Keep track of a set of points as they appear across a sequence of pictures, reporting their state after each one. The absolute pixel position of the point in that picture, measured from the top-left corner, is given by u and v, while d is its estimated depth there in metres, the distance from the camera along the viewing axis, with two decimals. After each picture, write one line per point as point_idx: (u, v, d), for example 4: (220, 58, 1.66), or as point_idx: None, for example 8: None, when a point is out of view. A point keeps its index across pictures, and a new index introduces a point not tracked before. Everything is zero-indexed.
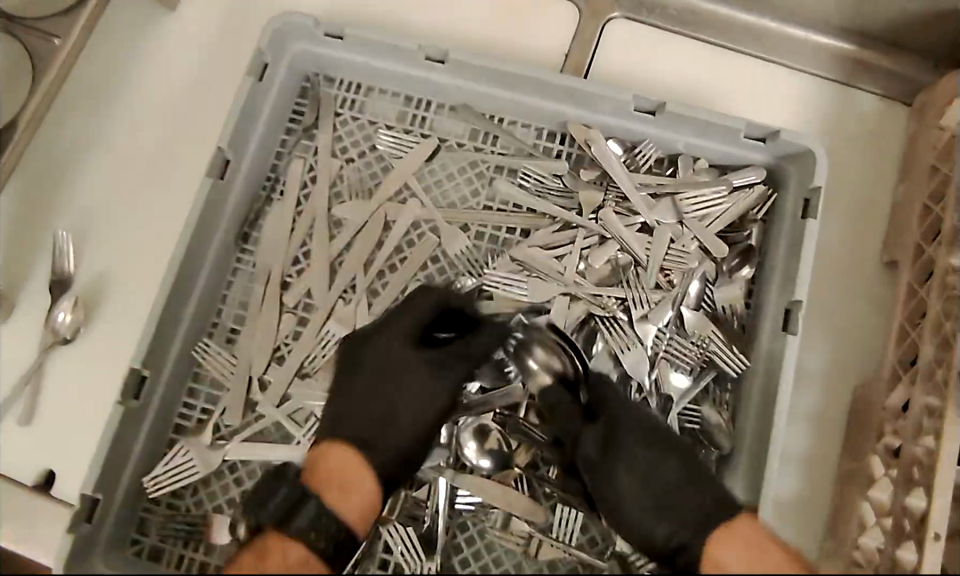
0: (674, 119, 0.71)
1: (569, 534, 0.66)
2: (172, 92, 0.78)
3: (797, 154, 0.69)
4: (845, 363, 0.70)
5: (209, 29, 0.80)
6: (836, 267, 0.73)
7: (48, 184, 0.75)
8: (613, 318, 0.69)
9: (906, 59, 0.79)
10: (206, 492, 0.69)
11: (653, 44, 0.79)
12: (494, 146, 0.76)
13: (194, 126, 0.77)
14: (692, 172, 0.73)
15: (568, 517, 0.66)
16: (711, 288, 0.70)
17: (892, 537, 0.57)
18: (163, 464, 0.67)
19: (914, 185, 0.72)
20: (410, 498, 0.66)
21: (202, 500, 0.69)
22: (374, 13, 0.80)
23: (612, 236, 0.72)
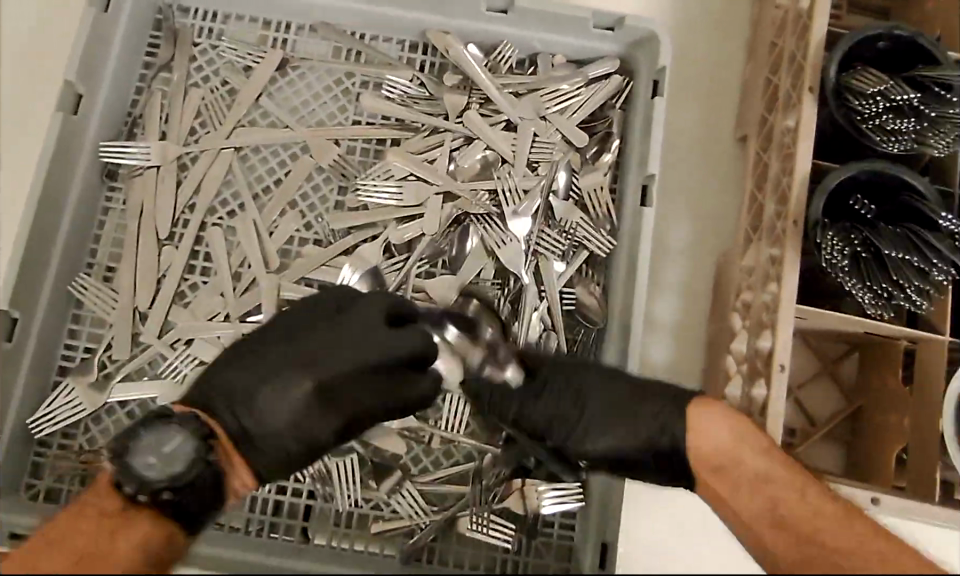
0: (524, 16, 0.72)
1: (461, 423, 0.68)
2: (15, 33, 0.75)
3: (644, 40, 0.72)
4: (706, 236, 0.75)
5: None
6: (693, 149, 0.77)
7: None
8: (487, 214, 0.70)
9: None
10: (98, 430, 0.69)
11: None
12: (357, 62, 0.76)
13: (44, 66, 0.75)
14: (550, 69, 0.75)
15: (457, 408, 0.68)
16: (577, 180, 0.72)
17: (748, 379, 0.62)
18: (46, 408, 0.67)
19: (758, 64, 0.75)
20: None
21: (94, 440, 0.69)
22: None
23: (477, 137, 0.73)
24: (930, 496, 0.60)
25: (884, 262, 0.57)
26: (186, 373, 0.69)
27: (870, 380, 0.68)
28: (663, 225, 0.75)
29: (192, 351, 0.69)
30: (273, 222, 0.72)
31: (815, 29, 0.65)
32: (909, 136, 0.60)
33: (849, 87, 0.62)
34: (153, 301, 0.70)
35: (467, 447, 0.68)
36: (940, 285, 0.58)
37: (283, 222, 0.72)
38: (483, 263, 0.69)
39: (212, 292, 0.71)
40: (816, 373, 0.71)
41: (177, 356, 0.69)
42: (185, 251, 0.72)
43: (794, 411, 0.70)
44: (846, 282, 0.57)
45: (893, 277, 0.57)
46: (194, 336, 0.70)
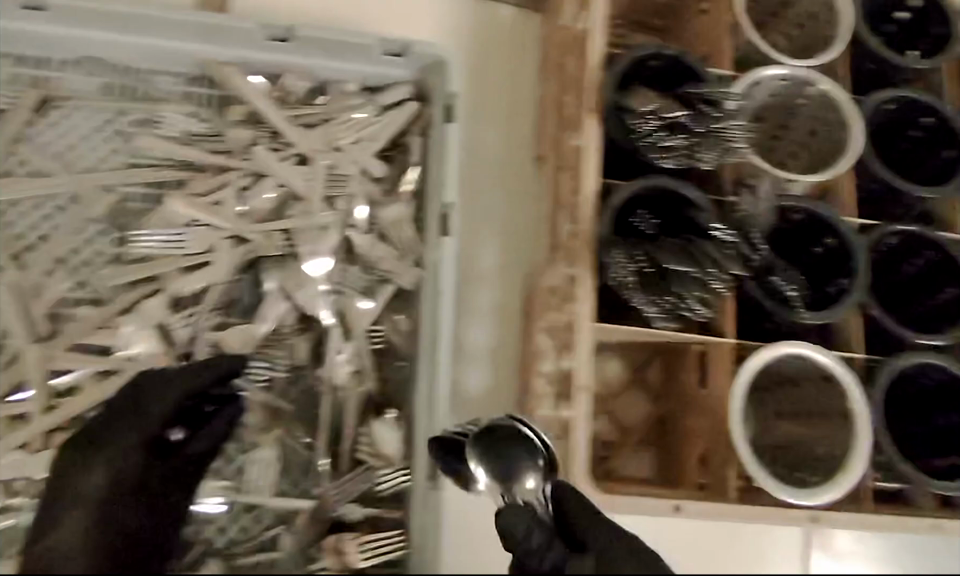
0: (307, 44, 0.69)
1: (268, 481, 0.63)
2: None
3: (432, 65, 0.70)
4: (513, 256, 0.75)
5: None
6: (495, 171, 0.78)
7: None
8: (283, 255, 0.67)
9: None
10: None
11: None
12: (127, 99, 0.70)
13: None
14: (343, 98, 0.72)
15: (264, 462, 0.64)
16: (377, 213, 0.70)
17: (555, 399, 0.62)
18: None
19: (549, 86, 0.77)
20: None
21: None
22: None
23: (267, 173, 0.69)
24: (723, 495, 0.61)
25: (667, 276, 0.60)
26: None
27: (674, 384, 0.71)
28: (472, 250, 0.75)
29: None
30: (38, 283, 0.64)
31: (592, 50, 0.67)
32: (681, 152, 0.63)
33: (625, 107, 0.64)
34: None
35: (276, 505, 0.63)
36: (720, 293, 0.60)
37: (50, 282, 0.64)
38: (282, 307, 0.66)
39: None
40: (627, 382, 0.74)
41: None
42: None
43: (607, 421, 0.73)
44: (635, 300, 0.59)
45: (675, 289, 0.59)
46: None
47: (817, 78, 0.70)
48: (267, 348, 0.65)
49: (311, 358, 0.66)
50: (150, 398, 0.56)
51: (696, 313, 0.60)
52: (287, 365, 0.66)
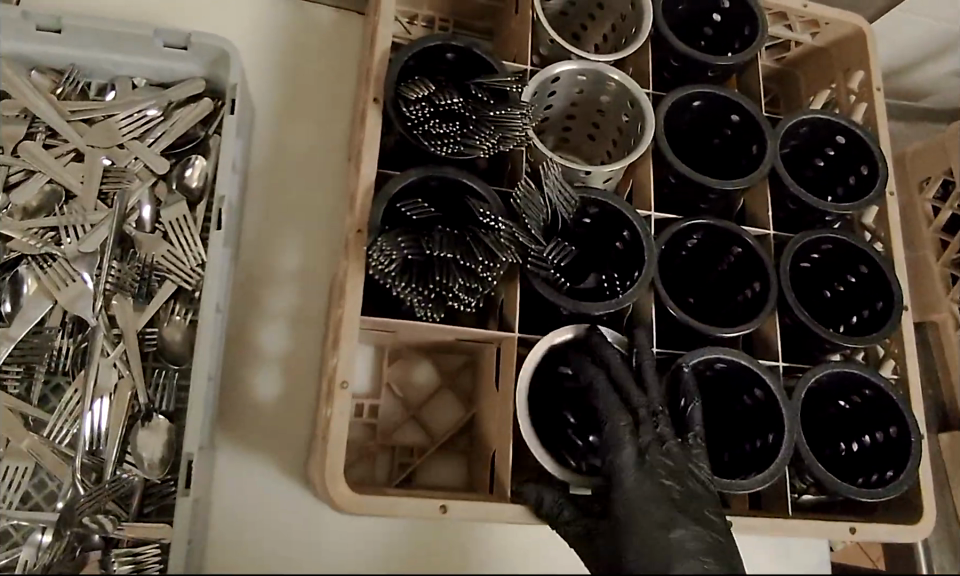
0: (83, 36, 0.66)
1: (9, 491, 0.58)
2: None
3: (219, 59, 0.68)
4: (317, 257, 0.72)
5: None
6: (298, 171, 0.74)
7: None
8: (47, 254, 0.63)
9: None
10: None
11: None
12: None
13: None
14: (131, 91, 0.69)
15: (5, 472, 0.58)
16: (161, 213, 0.66)
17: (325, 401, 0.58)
18: None
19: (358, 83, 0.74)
20: None
21: None
22: None
23: (40, 169, 0.65)
24: (504, 499, 0.57)
25: (433, 264, 0.57)
26: None
27: (479, 386, 0.67)
28: (273, 252, 0.71)
29: None
30: None
31: (378, 42, 0.65)
32: (454, 139, 0.61)
33: (401, 96, 0.62)
34: None
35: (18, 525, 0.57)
36: (491, 282, 0.58)
37: None
38: (42, 309, 0.62)
39: None
40: (436, 389, 0.70)
41: None
42: None
43: (412, 429, 0.69)
44: (396, 288, 0.56)
45: (440, 277, 0.57)
46: None
47: (611, 70, 0.68)
48: (23, 353, 0.61)
49: (74, 364, 0.61)
50: None
51: (467, 302, 0.58)
52: (46, 372, 0.61)
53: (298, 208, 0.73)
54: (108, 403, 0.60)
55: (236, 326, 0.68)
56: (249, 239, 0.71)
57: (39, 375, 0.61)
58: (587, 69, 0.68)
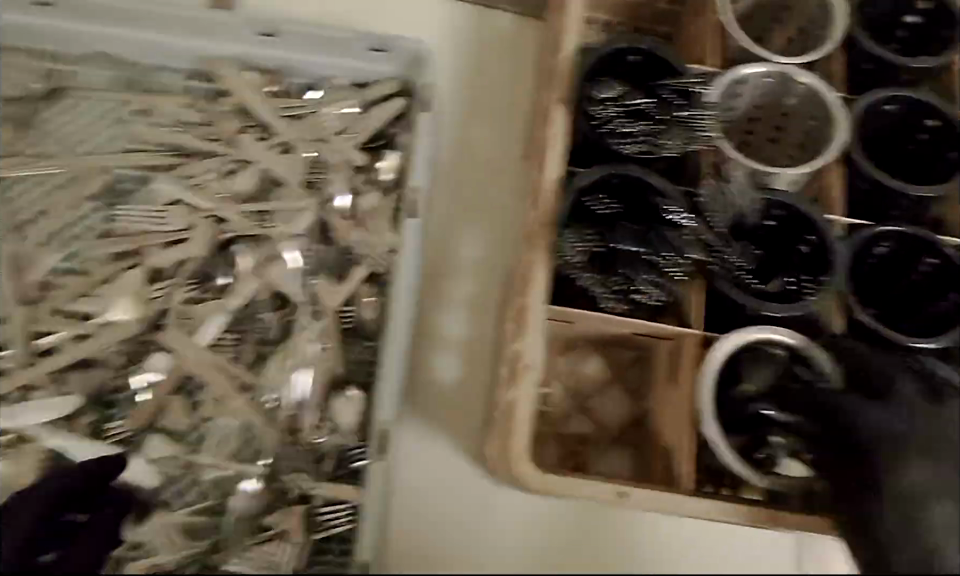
0: (295, 39, 0.72)
1: (219, 447, 0.64)
2: None
3: (416, 61, 0.73)
4: (493, 249, 0.75)
5: None
6: (478, 168, 0.78)
7: None
8: (260, 236, 0.69)
9: None
10: None
11: None
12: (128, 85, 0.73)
13: None
14: (330, 89, 0.74)
15: (216, 430, 0.64)
16: (356, 202, 0.72)
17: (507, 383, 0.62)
18: None
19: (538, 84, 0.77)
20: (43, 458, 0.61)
21: None
22: None
23: (252, 160, 0.71)
24: (684, 492, 0.58)
25: (615, 256, 0.62)
26: None
27: (648, 383, 0.69)
28: (452, 243, 0.75)
29: None
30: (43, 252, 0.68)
31: (565, 43, 0.68)
32: (642, 138, 0.63)
33: (588, 95, 0.64)
34: None
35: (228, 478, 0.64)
36: (674, 278, 0.60)
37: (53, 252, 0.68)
38: (251, 285, 0.68)
39: None
40: (604, 381, 0.72)
41: None
42: None
43: (581, 418, 0.71)
44: (583, 278, 0.60)
45: (625, 269, 0.61)
46: None
47: (800, 73, 0.68)
48: (234, 324, 0.67)
49: (277, 336, 0.67)
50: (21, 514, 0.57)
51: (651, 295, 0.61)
52: (252, 343, 0.67)
53: (477, 202, 0.77)
54: (307, 374, 0.66)
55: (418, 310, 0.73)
56: (432, 230, 0.75)
57: (247, 345, 0.67)
58: (773, 72, 0.68)
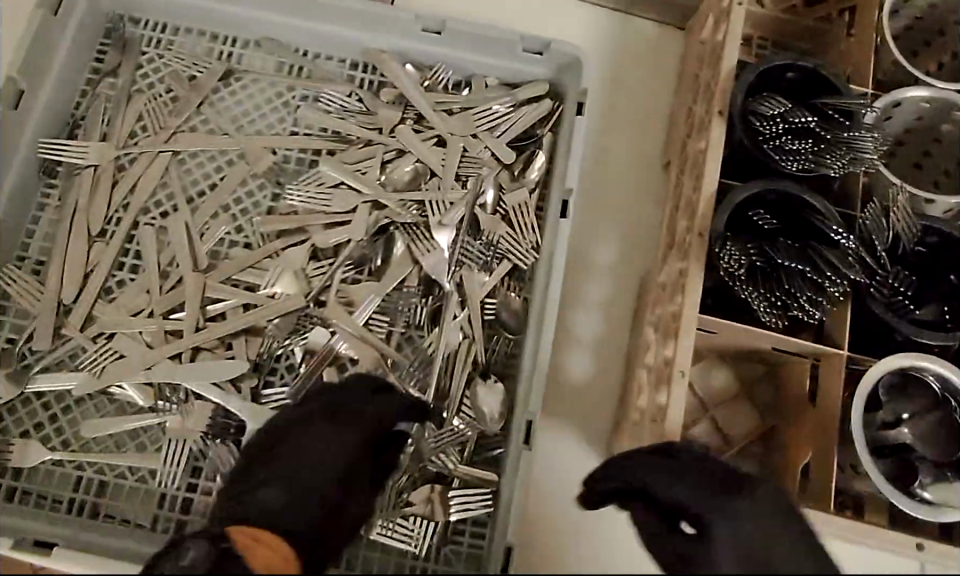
0: (457, 36, 0.76)
1: None
2: None
3: (571, 64, 0.75)
4: (629, 252, 0.77)
5: None
6: (617, 175, 0.80)
7: None
8: (413, 224, 0.73)
9: None
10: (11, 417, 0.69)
11: None
12: (297, 75, 0.79)
13: None
14: (484, 86, 0.78)
15: None
16: (504, 197, 0.74)
17: (654, 387, 0.63)
18: None
19: (682, 95, 0.79)
20: (219, 411, 0.68)
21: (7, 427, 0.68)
22: None
23: (409, 150, 0.76)
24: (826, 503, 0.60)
25: (778, 273, 0.61)
26: (100, 366, 0.68)
27: (782, 405, 0.70)
28: (589, 246, 0.77)
29: (111, 344, 0.69)
30: (219, 225, 0.74)
31: (724, 59, 0.69)
32: (806, 155, 0.63)
33: (752, 111, 0.65)
34: (78, 294, 0.71)
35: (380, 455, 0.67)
36: (835, 298, 0.60)
37: (228, 226, 0.74)
38: (405, 271, 0.72)
39: (141, 288, 0.71)
40: (733, 395, 0.73)
41: (93, 347, 0.69)
42: (112, 235, 0.73)
43: (710, 431, 0.72)
44: (744, 290, 0.59)
45: (786, 286, 0.60)
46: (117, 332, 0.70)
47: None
48: (386, 304, 0.71)
49: (426, 320, 0.71)
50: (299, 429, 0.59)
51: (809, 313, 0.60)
52: (404, 324, 0.71)
53: (614, 206, 0.79)
54: (457, 358, 0.69)
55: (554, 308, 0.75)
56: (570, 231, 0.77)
57: (398, 326, 0.71)
58: (936, 96, 0.68)
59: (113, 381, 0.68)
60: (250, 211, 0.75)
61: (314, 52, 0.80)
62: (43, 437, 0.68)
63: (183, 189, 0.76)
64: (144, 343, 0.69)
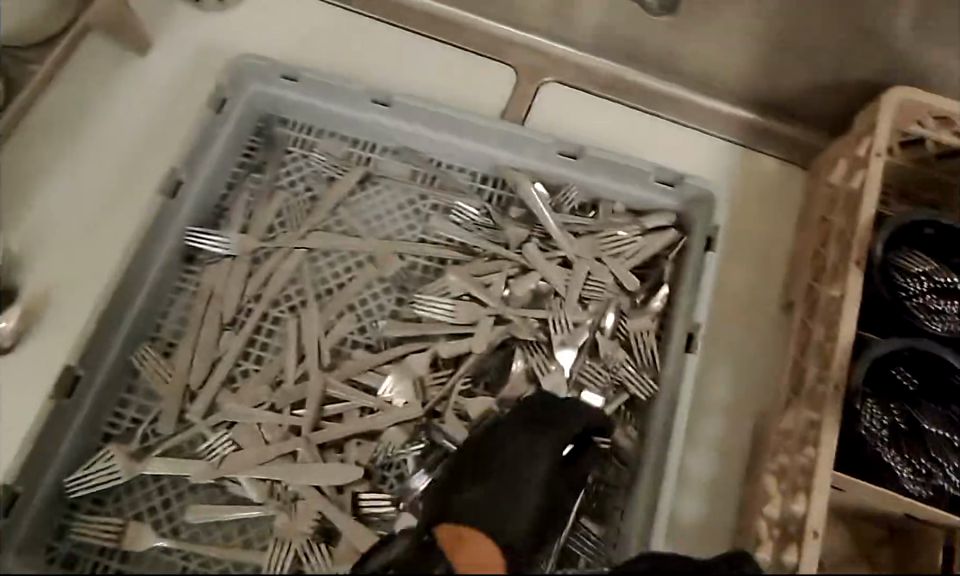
0: (591, 162, 0.79)
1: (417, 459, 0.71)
2: (55, 124, 0.83)
3: (697, 200, 0.78)
4: (742, 394, 0.77)
5: (46, 156, 0.81)
6: (743, 326, 0.79)
7: (302, 284, 0.79)
8: (639, 339, 0.74)
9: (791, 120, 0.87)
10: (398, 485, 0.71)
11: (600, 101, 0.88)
12: (340, 167, 0.83)
13: (70, 153, 0.81)
14: (548, 221, 0.78)
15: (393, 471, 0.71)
16: (630, 329, 0.75)
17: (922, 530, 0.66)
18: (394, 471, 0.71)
19: (791, 213, 0.84)
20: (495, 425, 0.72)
21: None
22: (224, 56, 0.88)
23: (603, 262, 0.77)
24: None
25: (923, 437, 0.62)
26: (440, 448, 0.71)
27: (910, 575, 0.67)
28: (707, 379, 0.77)
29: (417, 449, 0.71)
30: (376, 320, 0.77)
31: (862, 209, 0.69)
32: (952, 318, 0.63)
33: (894, 263, 0.65)
34: (343, 388, 0.73)
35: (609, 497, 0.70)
36: None
37: (369, 333, 0.76)
38: (606, 384, 0.73)
39: (401, 369, 0.74)
40: (852, 558, 0.70)
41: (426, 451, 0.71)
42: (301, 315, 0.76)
43: None
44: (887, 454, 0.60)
45: (931, 453, 0.61)
46: (385, 421, 0.71)
47: None
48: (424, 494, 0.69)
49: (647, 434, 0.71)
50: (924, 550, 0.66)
51: None
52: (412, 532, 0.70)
53: (746, 363, 0.78)
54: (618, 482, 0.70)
55: (719, 434, 0.75)
56: (759, 365, 0.78)
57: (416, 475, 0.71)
58: None
59: (229, 473, 0.70)
60: (370, 305, 0.77)
61: (386, 156, 0.84)
62: (154, 520, 0.70)
63: (312, 270, 0.79)
64: (393, 411, 0.72)
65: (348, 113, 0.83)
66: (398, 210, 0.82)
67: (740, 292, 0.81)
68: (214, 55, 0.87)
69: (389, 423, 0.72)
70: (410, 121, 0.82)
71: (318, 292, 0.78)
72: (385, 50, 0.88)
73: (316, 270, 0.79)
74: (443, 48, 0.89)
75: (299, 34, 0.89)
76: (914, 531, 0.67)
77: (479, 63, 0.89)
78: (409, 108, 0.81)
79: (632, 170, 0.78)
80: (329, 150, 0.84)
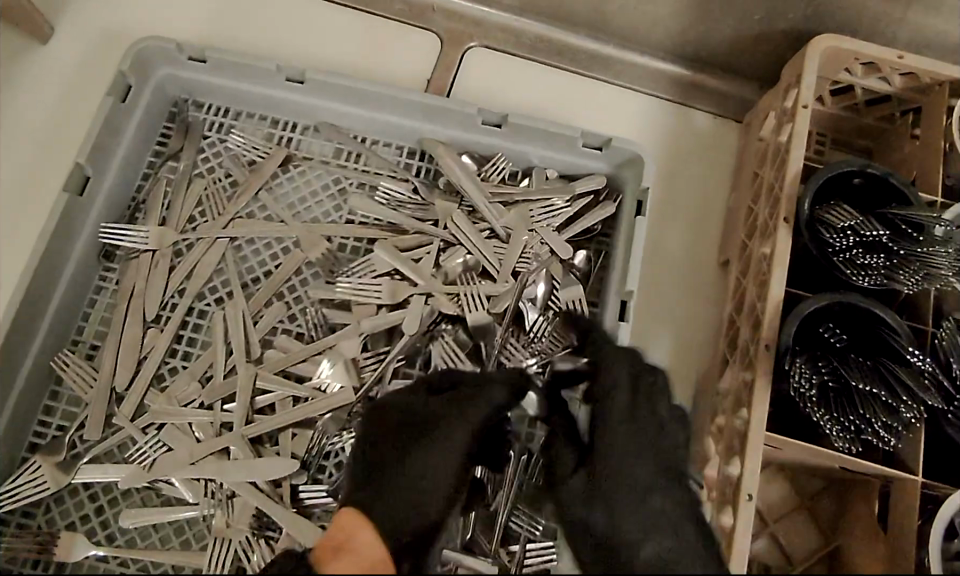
0: (518, 131, 0.76)
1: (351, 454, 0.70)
2: None
3: (629, 163, 0.76)
4: (683, 354, 0.76)
5: None
6: (682, 287, 0.78)
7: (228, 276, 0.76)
8: (572, 309, 0.73)
9: (724, 73, 0.86)
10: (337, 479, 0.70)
11: (534, 64, 0.86)
12: (257, 148, 0.79)
13: None
14: (475, 193, 0.76)
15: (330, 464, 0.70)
16: (558, 294, 0.74)
17: (858, 481, 0.66)
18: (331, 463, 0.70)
19: (728, 168, 0.83)
20: None
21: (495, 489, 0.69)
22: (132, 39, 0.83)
23: (534, 232, 0.75)
24: None
25: (853, 396, 0.58)
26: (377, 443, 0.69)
27: (846, 518, 0.68)
28: (644, 342, 0.76)
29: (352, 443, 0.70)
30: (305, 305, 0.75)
31: (789, 164, 0.67)
32: (879, 271, 0.61)
33: (821, 218, 0.63)
34: (274, 378, 0.71)
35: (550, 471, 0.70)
36: (912, 422, 0.57)
37: (298, 319, 0.74)
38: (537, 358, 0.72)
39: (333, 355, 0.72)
40: (794, 508, 0.71)
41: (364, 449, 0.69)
42: (227, 307, 0.73)
43: (770, 544, 0.70)
44: (814, 414, 0.57)
45: (860, 411, 0.57)
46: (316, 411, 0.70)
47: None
48: None
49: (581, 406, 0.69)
50: (861, 502, 0.66)
51: (915, 420, 0.58)
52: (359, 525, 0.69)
53: (687, 326, 0.77)
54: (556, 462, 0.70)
55: None
56: (698, 327, 0.77)
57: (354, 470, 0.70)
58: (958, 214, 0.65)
59: (159, 476, 0.68)
60: (298, 290, 0.75)
61: (308, 134, 0.81)
62: (88, 529, 0.68)
63: (239, 258, 0.77)
64: (326, 398, 0.70)
65: (268, 94, 0.79)
66: (323, 190, 0.79)
67: (679, 252, 0.80)
68: (122, 38, 0.83)
69: (323, 410, 0.70)
70: (329, 97, 0.79)
71: (245, 281, 0.76)
72: (303, 24, 0.84)
73: (242, 258, 0.77)
74: (362, 19, 0.85)
75: (211, 14, 0.84)
76: (853, 484, 0.67)
77: (404, 33, 0.85)
78: (325, 85, 0.77)
79: (559, 136, 0.75)
80: (249, 133, 0.80)
